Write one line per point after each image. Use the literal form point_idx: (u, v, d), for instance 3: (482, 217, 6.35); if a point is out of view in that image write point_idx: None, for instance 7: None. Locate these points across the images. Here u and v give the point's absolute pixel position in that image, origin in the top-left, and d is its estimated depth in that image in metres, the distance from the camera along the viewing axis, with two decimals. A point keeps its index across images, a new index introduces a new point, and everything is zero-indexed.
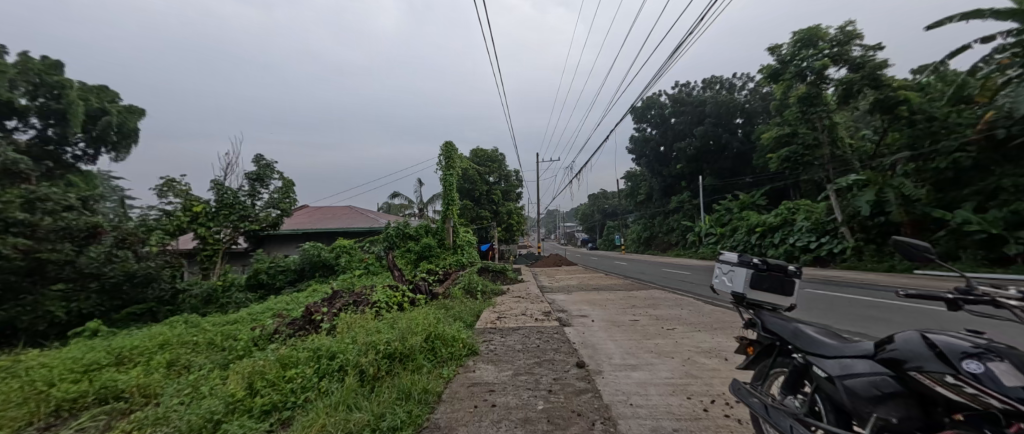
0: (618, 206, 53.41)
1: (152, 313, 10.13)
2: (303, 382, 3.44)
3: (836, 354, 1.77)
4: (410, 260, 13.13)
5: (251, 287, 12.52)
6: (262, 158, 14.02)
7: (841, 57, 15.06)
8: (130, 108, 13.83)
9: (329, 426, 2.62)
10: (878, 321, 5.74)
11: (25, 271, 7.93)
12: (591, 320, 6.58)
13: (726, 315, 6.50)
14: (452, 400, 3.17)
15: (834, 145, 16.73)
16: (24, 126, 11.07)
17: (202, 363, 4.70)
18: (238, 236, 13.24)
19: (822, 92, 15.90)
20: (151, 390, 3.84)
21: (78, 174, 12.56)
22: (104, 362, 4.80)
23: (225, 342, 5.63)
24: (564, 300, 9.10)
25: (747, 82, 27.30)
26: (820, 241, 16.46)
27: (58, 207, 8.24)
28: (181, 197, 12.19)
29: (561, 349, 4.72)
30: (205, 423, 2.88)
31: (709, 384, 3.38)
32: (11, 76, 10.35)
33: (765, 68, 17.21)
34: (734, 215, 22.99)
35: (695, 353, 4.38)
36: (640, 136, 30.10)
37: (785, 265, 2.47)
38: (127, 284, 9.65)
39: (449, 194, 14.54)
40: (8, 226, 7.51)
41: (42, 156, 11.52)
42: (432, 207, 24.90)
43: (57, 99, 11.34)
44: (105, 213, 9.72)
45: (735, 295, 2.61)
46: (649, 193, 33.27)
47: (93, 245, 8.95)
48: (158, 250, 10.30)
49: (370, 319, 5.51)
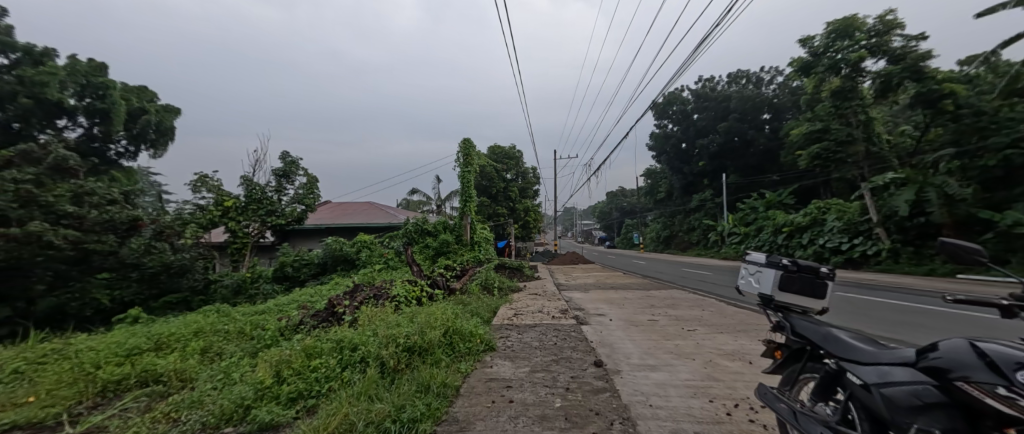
0: (636, 204, 52.80)
1: (186, 303, 10.65)
2: (327, 372, 3.54)
3: (873, 360, 1.70)
4: (428, 256, 13.28)
5: (277, 279, 12.96)
6: (288, 155, 14.43)
7: (879, 48, 14.32)
8: (167, 107, 14.49)
9: (353, 415, 2.68)
10: (914, 326, 5.53)
11: (73, 261, 8.35)
12: (608, 319, 6.50)
13: (750, 318, 6.30)
14: (470, 395, 3.20)
15: (869, 142, 15.93)
16: (73, 125, 11.76)
17: (233, 351, 4.91)
18: (265, 230, 13.72)
19: (858, 85, 15.15)
20: (187, 375, 4.03)
21: (120, 170, 13.30)
22: (144, 348, 5.06)
23: (253, 331, 5.84)
24: (581, 299, 9.03)
25: (775, 75, 26.31)
26: (852, 242, 15.76)
27: (103, 201, 8.78)
28: (214, 192, 12.74)
29: (578, 347, 4.68)
30: (236, 408, 3.05)
31: (732, 388, 3.28)
32: (61, 78, 10.95)
33: (796, 61, 16.57)
34: (760, 215, 22.25)
35: (718, 355, 4.27)
36: (661, 133, 29.56)
37: (816, 266, 2.35)
38: (164, 274, 10.14)
39: (467, 191, 14.55)
40: (59, 219, 8.02)
41: (88, 152, 12.20)
42: (450, 203, 25.26)
43: (101, 99, 11.98)
44: (144, 207, 10.29)
45: (762, 297, 2.51)
46: (669, 191, 32.61)
47: (134, 237, 9.38)
48: (191, 242, 10.87)
49: (390, 313, 5.62)
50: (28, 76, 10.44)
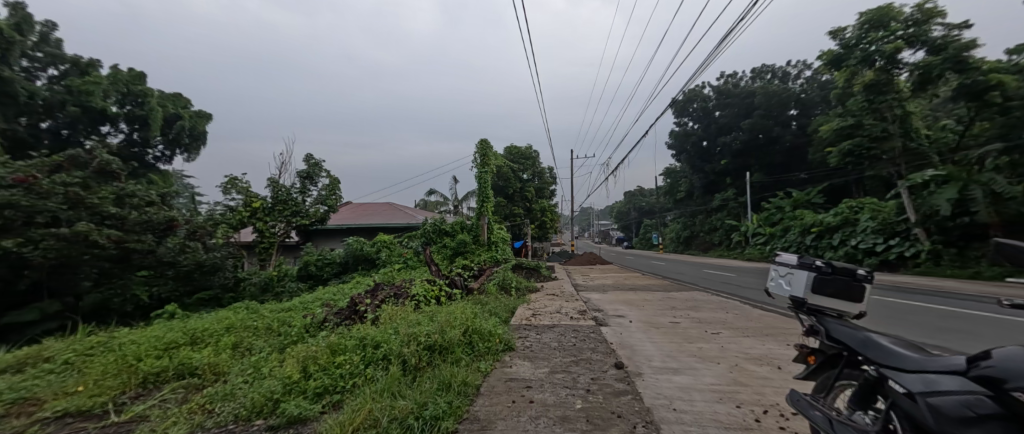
0: (655, 204, 51.84)
1: (217, 299, 11.11)
2: (351, 368, 3.63)
3: (918, 368, 1.61)
4: (446, 255, 13.41)
5: (302, 278, 13.34)
6: (312, 157, 14.83)
7: (918, 39, 13.57)
8: (200, 113, 15.16)
9: (377, 411, 2.75)
10: (957, 333, 5.25)
11: (115, 259, 8.81)
12: (628, 321, 6.41)
13: (777, 321, 6.10)
14: (491, 394, 3.21)
15: (906, 137, 15.14)
16: (115, 131, 12.45)
17: (261, 347, 5.10)
18: (290, 230, 14.15)
19: (894, 78, 14.41)
20: (220, 369, 4.20)
21: (157, 173, 14.01)
22: (181, 342, 5.31)
23: (281, 327, 6.04)
24: (599, 300, 8.93)
25: (803, 70, 25.36)
26: (888, 243, 15.00)
27: (142, 203, 9.27)
28: (243, 194, 13.24)
29: (598, 348, 4.64)
30: (266, 402, 3.16)
31: (761, 394, 3.18)
32: (104, 87, 11.62)
33: (826, 54, 15.92)
34: (787, 214, 21.47)
35: (745, 360, 4.14)
36: (681, 131, 28.98)
37: (853, 268, 2.26)
38: (198, 272, 10.61)
39: (484, 191, 14.61)
40: (103, 219, 8.51)
41: (128, 157, 12.90)
42: (467, 204, 25.44)
43: (140, 106, 12.64)
44: (179, 208, 10.79)
45: (795, 299, 2.41)
46: (690, 190, 31.87)
47: (170, 236, 9.83)
48: (222, 242, 11.30)
49: (410, 312, 5.71)
50: (75, 86, 11.16)
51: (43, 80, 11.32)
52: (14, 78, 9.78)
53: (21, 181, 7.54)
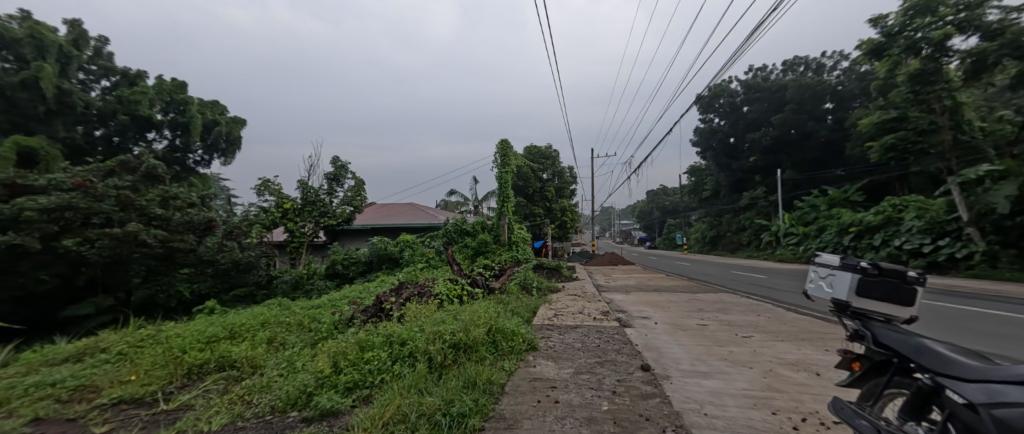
0: (679, 203, 50.54)
1: (252, 296, 11.61)
2: (379, 364, 3.71)
3: (981, 377, 1.50)
4: (467, 255, 13.53)
5: (329, 276, 13.76)
6: (338, 160, 15.29)
7: (970, 24, 12.60)
8: (236, 119, 15.90)
9: (405, 407, 2.81)
10: (1017, 341, 4.88)
11: (160, 257, 9.35)
12: (653, 322, 6.28)
13: (814, 325, 5.82)
14: (516, 393, 3.22)
15: (956, 130, 14.12)
16: (160, 137, 13.23)
17: (294, 342, 5.30)
18: (319, 230, 14.64)
19: (943, 67, 13.43)
20: (256, 362, 4.40)
21: (197, 177, 14.79)
22: (221, 336, 5.60)
23: (311, 324, 6.27)
24: (622, 301, 8.79)
25: (840, 61, 24.10)
26: (937, 243, 14.04)
27: (184, 204, 9.86)
28: (275, 196, 13.81)
29: (623, 350, 4.56)
30: (300, 395, 3.29)
31: (798, 401, 3.05)
32: (150, 96, 12.39)
33: (865, 43, 15.08)
34: (823, 213, 20.44)
35: (780, 365, 3.97)
36: (707, 127, 28.14)
37: (903, 270, 2.13)
38: (234, 270, 11.13)
39: (504, 191, 14.63)
40: (151, 220, 9.08)
41: (171, 161, 13.69)
42: (487, 204, 25.56)
43: (182, 114, 13.39)
44: (217, 210, 11.36)
45: (837, 302, 2.29)
46: (716, 188, 30.89)
47: (209, 236, 10.37)
48: (256, 241, 11.80)
49: (434, 310, 5.79)
50: (125, 96, 11.95)
51: (97, 91, 12.17)
52: (73, 90, 10.59)
53: (80, 185, 8.21)
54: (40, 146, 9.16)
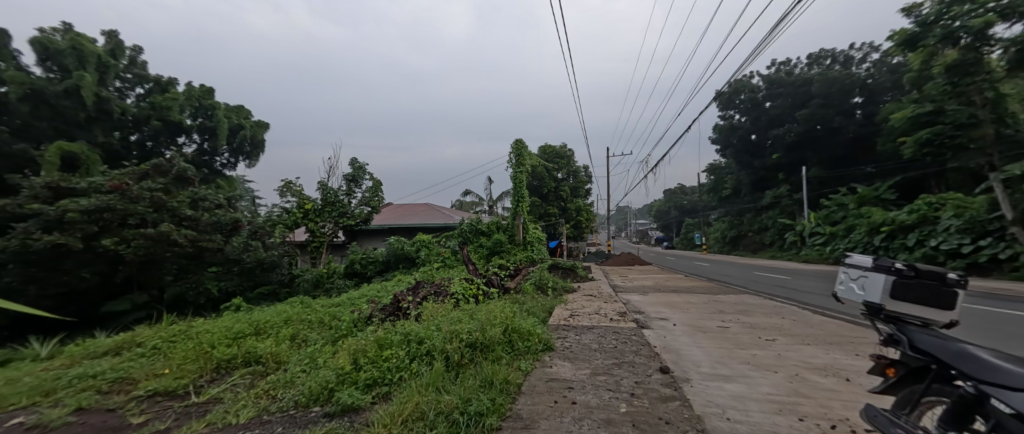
0: (698, 202, 49.48)
1: (275, 294, 11.93)
2: (397, 362, 3.76)
3: None
4: (482, 255, 13.59)
5: (348, 275, 14.04)
6: (356, 161, 15.58)
7: (1014, 10, 11.86)
8: (260, 122, 16.39)
9: (424, 405, 2.83)
10: None
11: (190, 256, 9.69)
12: (671, 324, 6.16)
13: (842, 329, 5.61)
14: (533, 394, 3.21)
15: (998, 124, 13.34)
16: (189, 141, 13.75)
17: (316, 339, 5.42)
18: (338, 230, 14.95)
19: (984, 57, 12.64)
20: (280, 358, 4.52)
21: (224, 179, 15.32)
22: (247, 332, 5.78)
23: (332, 321, 6.40)
24: (639, 302, 8.66)
25: (870, 53, 23.11)
26: (977, 244, 13.30)
27: (212, 205, 10.23)
28: (296, 196, 14.18)
29: (640, 351, 4.49)
30: (322, 390, 3.36)
31: (827, 407, 2.94)
32: (181, 102, 12.90)
33: (898, 34, 14.44)
34: (851, 212, 19.66)
35: (806, 370, 3.84)
36: (727, 124, 27.44)
37: (942, 272, 2.03)
38: (259, 268, 11.47)
39: (519, 191, 14.63)
40: (182, 220, 9.45)
41: (199, 164, 14.21)
42: (502, 203, 25.60)
43: (210, 118, 13.90)
44: (242, 210, 11.73)
45: (869, 305, 2.19)
46: (737, 187, 30.12)
47: (235, 236, 10.71)
48: (279, 241, 12.10)
49: (450, 309, 5.83)
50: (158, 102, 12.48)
51: (132, 98, 12.74)
52: (111, 97, 11.10)
53: (116, 187, 8.60)
54: (81, 151, 9.65)
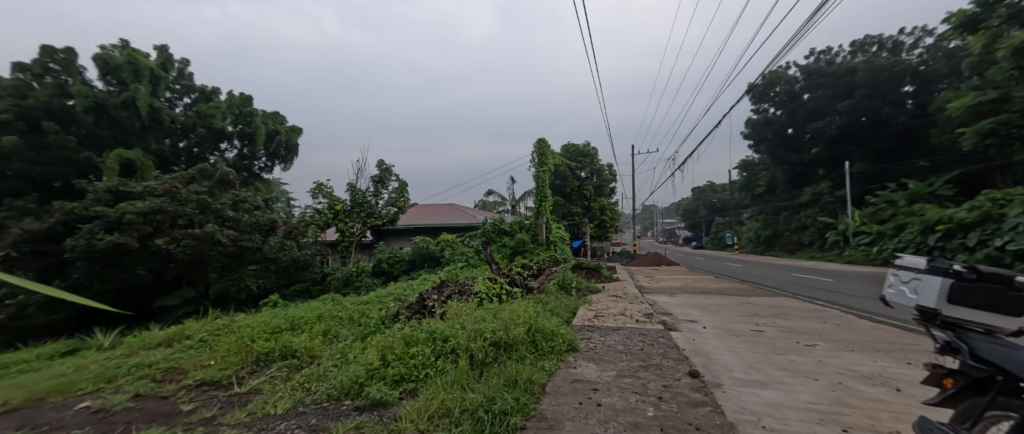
0: (728, 201, 47.75)
1: (308, 291, 12.33)
2: (423, 359, 3.81)
3: None
4: (506, 254, 13.60)
5: (376, 274, 14.37)
6: (383, 163, 15.93)
7: None
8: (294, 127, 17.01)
9: (449, 401, 2.85)
10: None
11: (231, 255, 10.14)
12: (701, 327, 5.97)
13: (891, 336, 5.25)
14: (557, 394, 3.18)
15: None
16: (230, 147, 14.45)
17: (346, 335, 5.58)
18: (366, 230, 15.33)
19: None
20: (313, 352, 4.68)
21: (262, 182, 16.00)
22: (283, 327, 6.03)
23: (361, 318, 6.57)
24: (667, 303, 8.44)
25: (920, 38, 21.54)
26: None
27: (251, 206, 10.72)
28: (327, 197, 14.64)
29: (668, 354, 4.37)
30: (352, 385, 3.44)
31: (874, 418, 2.77)
32: (223, 110, 13.62)
33: (955, 16, 13.46)
34: (900, 210, 18.42)
35: (851, 378, 3.62)
36: (760, 118, 26.31)
37: (1008, 275, 1.85)
38: (293, 267, 11.91)
39: (542, 191, 14.54)
40: (224, 220, 9.95)
41: (239, 168, 14.91)
42: (524, 203, 25.54)
43: (249, 125, 14.59)
44: (278, 212, 12.22)
45: (923, 311, 2.03)
46: (771, 185, 28.86)
47: (272, 236, 11.16)
48: (312, 240, 12.49)
49: (474, 308, 5.86)
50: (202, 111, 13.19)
51: (180, 107, 13.53)
52: (161, 106, 11.78)
53: (167, 191, 9.18)
54: (136, 157, 10.30)
